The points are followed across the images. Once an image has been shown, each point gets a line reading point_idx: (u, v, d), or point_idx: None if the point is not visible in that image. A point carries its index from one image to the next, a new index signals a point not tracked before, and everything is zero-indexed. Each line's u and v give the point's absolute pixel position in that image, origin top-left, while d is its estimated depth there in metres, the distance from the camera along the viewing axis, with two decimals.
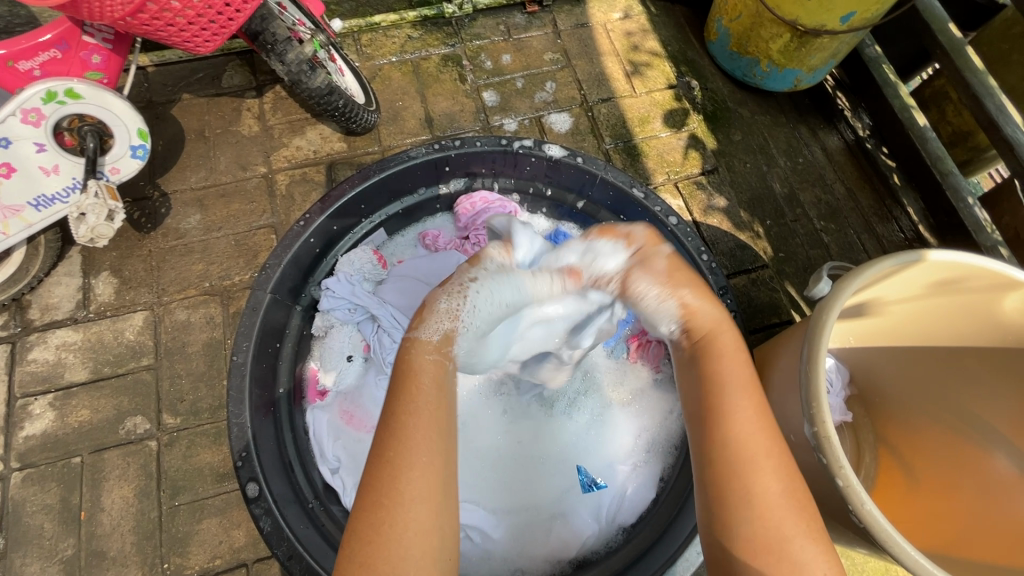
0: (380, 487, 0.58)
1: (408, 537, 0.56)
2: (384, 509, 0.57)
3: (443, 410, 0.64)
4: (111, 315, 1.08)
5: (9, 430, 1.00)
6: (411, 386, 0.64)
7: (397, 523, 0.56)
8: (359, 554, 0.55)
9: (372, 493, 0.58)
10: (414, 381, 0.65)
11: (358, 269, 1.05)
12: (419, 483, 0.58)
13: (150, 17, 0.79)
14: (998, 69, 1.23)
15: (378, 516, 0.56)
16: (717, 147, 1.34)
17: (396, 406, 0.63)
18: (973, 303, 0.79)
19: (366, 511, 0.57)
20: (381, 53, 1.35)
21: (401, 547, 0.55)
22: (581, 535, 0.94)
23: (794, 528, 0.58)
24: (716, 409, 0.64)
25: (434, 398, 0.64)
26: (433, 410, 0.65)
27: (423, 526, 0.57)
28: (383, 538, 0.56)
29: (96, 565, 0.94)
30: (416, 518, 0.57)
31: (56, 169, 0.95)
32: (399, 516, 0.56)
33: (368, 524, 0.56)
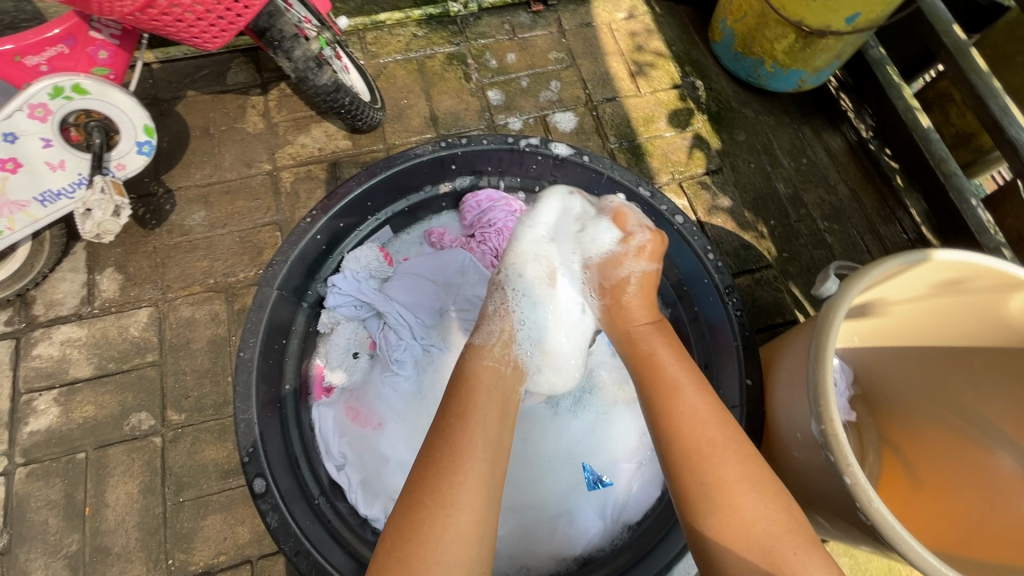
0: (430, 490, 0.62)
1: (446, 540, 0.59)
2: (428, 509, 0.60)
3: (498, 428, 0.70)
4: (115, 311, 1.08)
5: (13, 426, 1.00)
6: (469, 396, 0.72)
7: (440, 523, 0.59)
8: (400, 550, 0.59)
9: (420, 492, 0.62)
10: (475, 399, 0.71)
11: (364, 266, 1.06)
12: (465, 488, 0.62)
13: (158, 13, 0.79)
14: (1002, 71, 1.24)
15: (423, 515, 0.60)
16: (721, 147, 1.35)
17: (459, 418, 0.68)
18: (978, 303, 0.79)
19: (413, 511, 0.61)
20: (386, 51, 1.35)
21: (439, 551, 0.58)
22: (586, 533, 0.94)
23: (770, 530, 0.61)
24: (677, 424, 0.68)
25: (493, 417, 0.70)
26: (464, 413, 0.69)
27: (462, 531, 0.60)
28: (422, 537, 0.59)
29: (100, 561, 0.94)
30: (457, 523, 0.60)
31: (62, 164, 0.95)
32: (442, 518, 0.60)
33: (412, 523, 0.60)
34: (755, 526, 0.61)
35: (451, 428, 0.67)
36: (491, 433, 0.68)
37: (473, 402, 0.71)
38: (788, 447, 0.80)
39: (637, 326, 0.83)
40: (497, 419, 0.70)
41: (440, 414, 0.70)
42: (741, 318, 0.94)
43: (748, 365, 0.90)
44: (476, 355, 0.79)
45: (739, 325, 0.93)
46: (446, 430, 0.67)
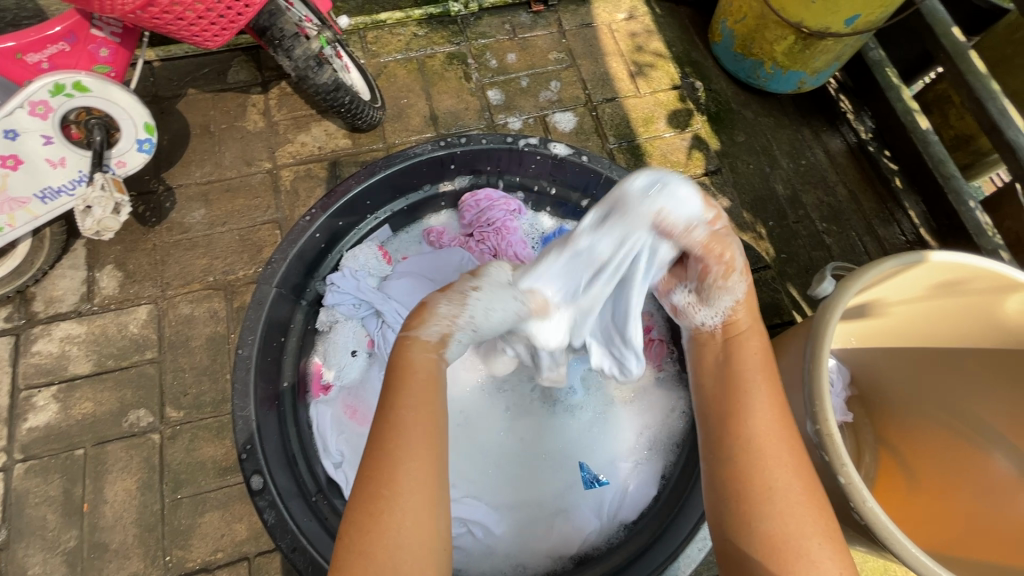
0: (377, 476, 0.59)
1: (405, 527, 0.56)
2: (383, 500, 0.57)
3: (437, 400, 0.65)
4: (115, 308, 1.09)
5: (12, 422, 1.00)
6: (408, 370, 0.67)
7: (397, 514, 0.56)
8: (360, 543, 0.56)
9: (370, 481, 0.59)
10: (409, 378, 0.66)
11: (363, 265, 1.06)
12: (414, 471, 0.59)
13: (159, 11, 0.79)
14: (1001, 73, 1.24)
15: (377, 505, 0.57)
16: (720, 148, 1.35)
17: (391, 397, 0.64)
18: (975, 304, 0.79)
19: (366, 500, 0.58)
20: (387, 50, 1.35)
21: (400, 537, 0.56)
22: (584, 532, 0.94)
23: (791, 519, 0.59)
24: (737, 402, 0.68)
25: (428, 389, 0.65)
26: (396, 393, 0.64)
27: (420, 515, 0.57)
28: (381, 529, 0.56)
29: (98, 557, 0.94)
30: (409, 509, 0.57)
31: (63, 161, 0.96)
32: (399, 506, 0.57)
33: (368, 514, 0.57)
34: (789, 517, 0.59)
35: (393, 405, 0.63)
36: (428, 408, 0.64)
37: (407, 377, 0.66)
38: None
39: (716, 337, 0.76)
40: (433, 391, 0.66)
41: (380, 395, 0.65)
42: None
43: None
44: (421, 336, 0.71)
45: None
46: (388, 411, 0.63)
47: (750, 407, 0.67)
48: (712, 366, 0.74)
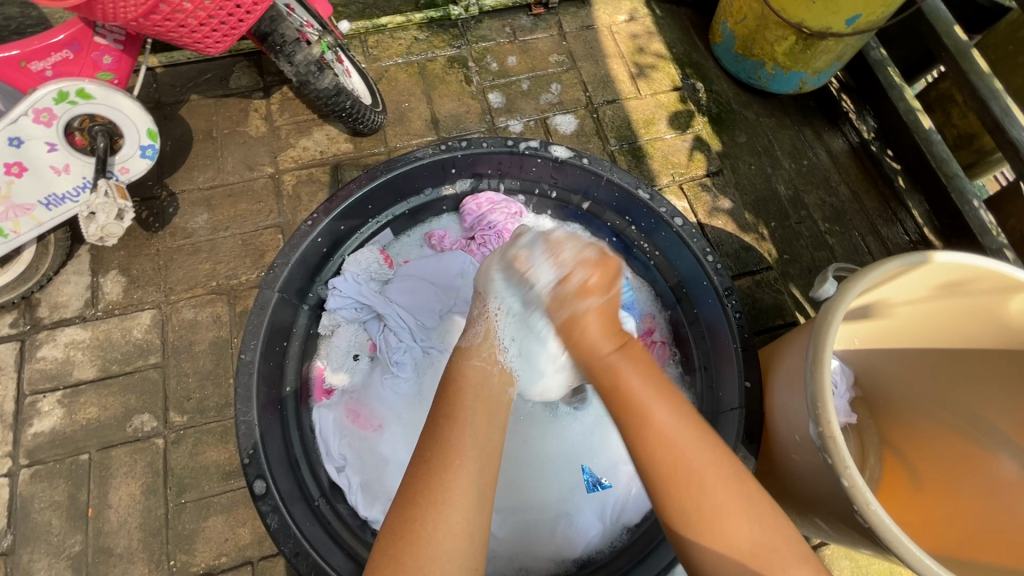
0: (420, 487, 0.63)
1: (438, 537, 0.60)
2: (419, 507, 0.61)
3: (486, 428, 0.70)
4: (119, 313, 1.09)
5: (17, 427, 1.01)
6: (460, 398, 0.72)
7: (431, 522, 0.60)
8: (392, 548, 0.60)
9: (412, 490, 0.63)
10: (462, 400, 0.71)
11: (364, 269, 1.07)
12: (458, 486, 0.63)
13: (162, 18, 0.80)
14: (1003, 72, 1.24)
15: (415, 513, 0.61)
16: (722, 150, 1.35)
17: (445, 418, 0.69)
18: (978, 305, 0.79)
19: (404, 507, 0.62)
20: (388, 54, 1.36)
21: (430, 546, 0.59)
22: (586, 535, 0.94)
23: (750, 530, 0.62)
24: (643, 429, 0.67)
25: (480, 417, 0.70)
26: (453, 415, 0.69)
27: (454, 528, 0.61)
28: (415, 537, 0.60)
29: (103, 562, 0.95)
30: (449, 518, 0.61)
31: (67, 168, 0.96)
32: (434, 515, 0.61)
33: (405, 520, 0.61)
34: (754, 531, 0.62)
35: (440, 428, 0.68)
36: (481, 435, 0.68)
37: (461, 402, 0.71)
38: (787, 450, 0.80)
39: (603, 352, 0.74)
40: (485, 420, 0.70)
41: (431, 416, 0.70)
42: (741, 319, 0.94)
43: (748, 368, 0.90)
44: (464, 354, 0.78)
45: (738, 326, 0.93)
46: (437, 433, 0.67)
47: (658, 435, 0.66)
48: (613, 388, 0.71)
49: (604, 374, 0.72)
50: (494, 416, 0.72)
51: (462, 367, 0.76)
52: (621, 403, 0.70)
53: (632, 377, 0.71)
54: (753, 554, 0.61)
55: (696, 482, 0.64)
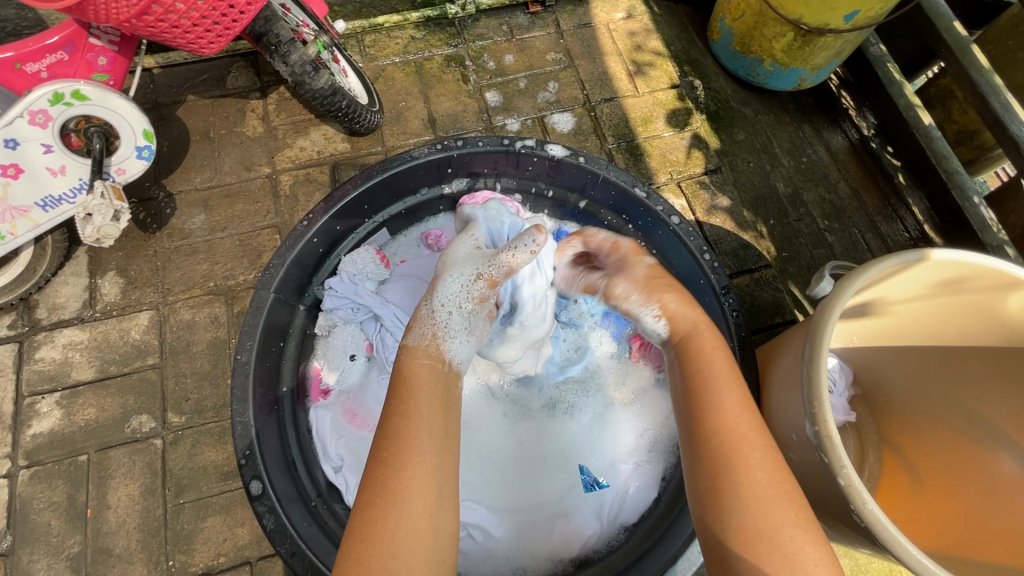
0: (378, 486, 0.61)
1: (401, 535, 0.58)
2: (380, 509, 0.59)
3: (442, 421, 0.68)
4: (117, 314, 1.09)
5: (16, 428, 1.01)
6: (411, 393, 0.69)
7: (394, 520, 0.59)
8: (355, 550, 0.58)
9: (369, 493, 0.61)
10: (415, 395, 0.69)
11: (361, 269, 1.06)
12: (413, 483, 0.61)
13: (155, 19, 0.80)
14: (1004, 67, 1.23)
15: (374, 513, 0.59)
16: (720, 147, 1.34)
17: (399, 414, 0.66)
18: (977, 303, 0.78)
19: (364, 509, 0.60)
20: (385, 53, 1.36)
21: (395, 545, 0.57)
22: (583, 534, 0.94)
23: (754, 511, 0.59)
24: None
25: (435, 413, 0.68)
26: (408, 411, 0.66)
27: (416, 526, 0.59)
28: (376, 536, 0.58)
29: (102, 562, 0.95)
30: (409, 515, 0.59)
31: (63, 170, 0.96)
32: (394, 514, 0.59)
33: (365, 521, 0.59)
34: (763, 509, 0.59)
35: (394, 423, 0.65)
36: (437, 431, 0.66)
37: (412, 396, 0.68)
38: (784, 449, 0.79)
39: None
40: (440, 413, 0.68)
41: (382, 414, 0.67)
42: (738, 317, 0.94)
43: (745, 366, 0.90)
44: (409, 352, 0.75)
45: (735, 325, 0.93)
46: (390, 431, 0.65)
47: None
48: None
49: None
50: (448, 409, 0.70)
51: (410, 365, 0.73)
52: None
53: (710, 351, 0.74)
54: (759, 534, 0.58)
55: (732, 450, 0.63)
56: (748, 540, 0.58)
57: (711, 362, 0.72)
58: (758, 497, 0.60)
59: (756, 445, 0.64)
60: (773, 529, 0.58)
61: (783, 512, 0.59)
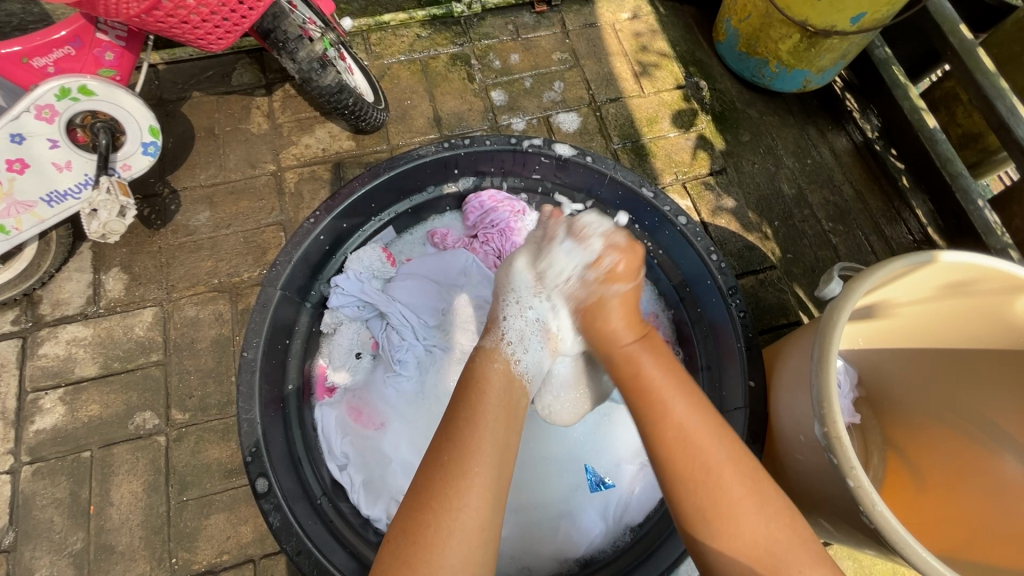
0: (432, 492, 0.61)
1: (451, 543, 0.58)
2: (433, 513, 0.60)
3: (506, 433, 0.68)
4: (121, 310, 1.09)
5: (19, 424, 1.01)
6: (480, 404, 0.69)
7: (445, 527, 0.59)
8: (404, 552, 0.58)
9: (424, 495, 0.61)
10: (484, 402, 0.70)
11: (367, 267, 1.06)
12: (471, 492, 0.61)
13: (164, 14, 0.80)
14: (1009, 70, 1.22)
15: (427, 518, 0.59)
16: (725, 148, 1.34)
17: (464, 422, 0.67)
18: (983, 306, 0.79)
19: (415, 512, 0.60)
20: (390, 51, 1.36)
21: (442, 555, 0.57)
22: (588, 534, 0.95)
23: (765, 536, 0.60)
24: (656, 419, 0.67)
25: (501, 425, 0.68)
26: (473, 417, 0.67)
27: (467, 536, 0.59)
28: (427, 541, 0.58)
29: (105, 559, 0.95)
30: (462, 525, 0.59)
31: (69, 165, 0.96)
32: (445, 521, 0.59)
33: (417, 525, 0.59)
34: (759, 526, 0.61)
35: (460, 431, 0.66)
36: (500, 440, 0.66)
37: (482, 405, 0.69)
38: (791, 450, 0.80)
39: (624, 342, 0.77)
40: (506, 425, 0.69)
41: (448, 419, 0.68)
42: (745, 319, 0.94)
43: (751, 367, 0.90)
44: (486, 357, 0.77)
45: (742, 326, 0.93)
46: (453, 435, 0.66)
47: (669, 423, 0.67)
48: (631, 380, 0.73)
49: (623, 364, 0.75)
50: (512, 424, 0.70)
51: (485, 369, 0.75)
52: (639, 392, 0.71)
53: (653, 372, 0.72)
54: (758, 549, 0.60)
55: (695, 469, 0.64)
56: (728, 547, 0.61)
57: (651, 381, 0.71)
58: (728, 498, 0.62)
59: (723, 454, 0.65)
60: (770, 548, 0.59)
61: (781, 534, 0.61)
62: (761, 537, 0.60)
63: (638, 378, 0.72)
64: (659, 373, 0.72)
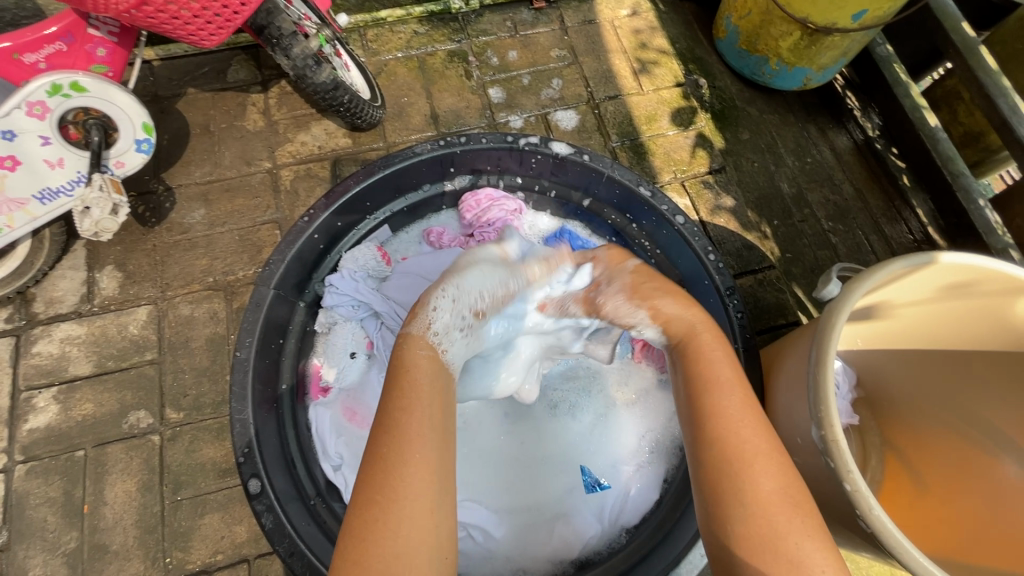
0: (375, 483, 0.59)
1: (401, 536, 0.56)
2: (379, 505, 0.58)
3: (441, 415, 0.67)
4: (115, 309, 1.08)
5: (13, 423, 1.00)
6: (412, 387, 0.68)
7: (394, 518, 0.57)
8: (355, 552, 0.56)
9: (367, 489, 0.59)
10: (416, 387, 0.68)
11: (361, 266, 1.05)
12: (412, 479, 0.60)
13: (155, 10, 0.79)
14: (1012, 68, 1.21)
15: (374, 512, 0.57)
16: (724, 146, 1.33)
17: (399, 406, 0.65)
18: (984, 308, 0.78)
19: (362, 507, 0.58)
20: (387, 48, 1.34)
21: (394, 547, 0.56)
22: (584, 535, 0.93)
23: (780, 520, 0.58)
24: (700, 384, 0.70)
25: (439, 407, 0.67)
26: (406, 400, 0.66)
27: (416, 525, 0.57)
28: (376, 536, 0.56)
29: (98, 559, 0.94)
30: (411, 515, 0.58)
31: (61, 162, 0.95)
32: (393, 512, 0.57)
33: (365, 521, 0.57)
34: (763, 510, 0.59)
35: (396, 418, 0.64)
36: (436, 422, 0.65)
37: (415, 388, 0.67)
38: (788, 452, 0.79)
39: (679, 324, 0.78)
40: (441, 407, 0.67)
41: (381, 407, 0.66)
42: (742, 319, 0.93)
43: (749, 368, 0.89)
44: (413, 342, 0.73)
45: (739, 327, 0.92)
46: (387, 420, 0.64)
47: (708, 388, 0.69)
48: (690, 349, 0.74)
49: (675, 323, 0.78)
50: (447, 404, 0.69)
51: (414, 356, 0.72)
52: (694, 354, 0.73)
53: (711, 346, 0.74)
54: (759, 532, 0.58)
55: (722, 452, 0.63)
56: (739, 528, 0.59)
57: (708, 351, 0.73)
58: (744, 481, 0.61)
59: (755, 443, 0.63)
60: (777, 535, 0.57)
61: (789, 518, 0.58)
62: (768, 521, 0.58)
63: (692, 348, 0.74)
64: (711, 344, 0.74)
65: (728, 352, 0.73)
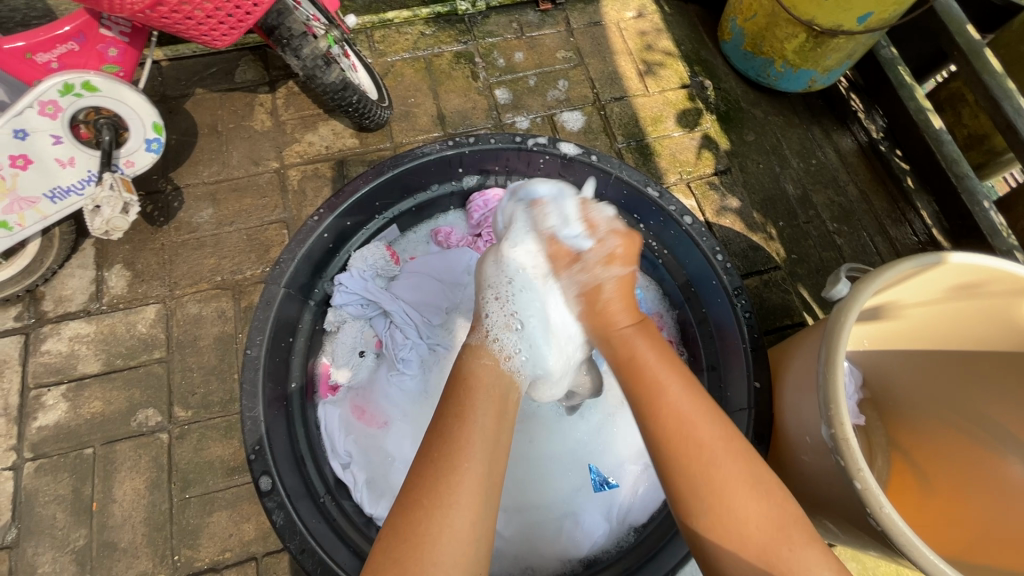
0: (425, 490, 0.60)
1: (445, 541, 0.58)
2: (425, 510, 0.59)
3: (496, 428, 0.67)
4: (123, 307, 1.09)
5: (22, 421, 1.00)
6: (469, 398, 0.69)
7: (439, 524, 0.58)
8: (396, 550, 0.58)
9: (418, 493, 0.60)
10: (474, 398, 0.69)
11: (371, 265, 1.06)
12: (463, 489, 0.60)
13: (169, 10, 0.79)
14: (1017, 70, 1.22)
15: (419, 517, 0.59)
16: (730, 148, 1.34)
17: (455, 419, 0.66)
18: (992, 308, 0.78)
19: (409, 510, 0.60)
20: (394, 49, 1.35)
21: (437, 551, 0.57)
22: (591, 534, 0.95)
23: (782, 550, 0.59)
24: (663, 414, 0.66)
25: (491, 418, 0.67)
26: (464, 413, 0.66)
27: (459, 532, 0.58)
28: (420, 540, 0.57)
29: (107, 557, 0.95)
30: (456, 524, 0.59)
31: (72, 161, 0.96)
32: (440, 518, 0.58)
33: (409, 522, 0.59)
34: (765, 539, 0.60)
35: (448, 429, 0.65)
36: (490, 432, 0.66)
37: (471, 400, 0.68)
38: (796, 451, 0.79)
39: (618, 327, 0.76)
40: (496, 418, 0.68)
41: (438, 415, 0.68)
42: (750, 320, 0.93)
43: (756, 368, 0.90)
44: (473, 353, 0.76)
45: (747, 327, 0.93)
46: (442, 431, 0.65)
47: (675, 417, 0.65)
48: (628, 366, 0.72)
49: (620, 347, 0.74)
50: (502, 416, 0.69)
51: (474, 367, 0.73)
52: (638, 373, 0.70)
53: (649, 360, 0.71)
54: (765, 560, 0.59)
55: (696, 454, 0.63)
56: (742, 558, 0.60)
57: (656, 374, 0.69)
58: (726, 493, 0.61)
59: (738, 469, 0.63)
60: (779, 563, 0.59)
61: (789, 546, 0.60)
62: (770, 549, 0.59)
63: (637, 367, 0.71)
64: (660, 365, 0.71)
65: (670, 369, 0.71)
